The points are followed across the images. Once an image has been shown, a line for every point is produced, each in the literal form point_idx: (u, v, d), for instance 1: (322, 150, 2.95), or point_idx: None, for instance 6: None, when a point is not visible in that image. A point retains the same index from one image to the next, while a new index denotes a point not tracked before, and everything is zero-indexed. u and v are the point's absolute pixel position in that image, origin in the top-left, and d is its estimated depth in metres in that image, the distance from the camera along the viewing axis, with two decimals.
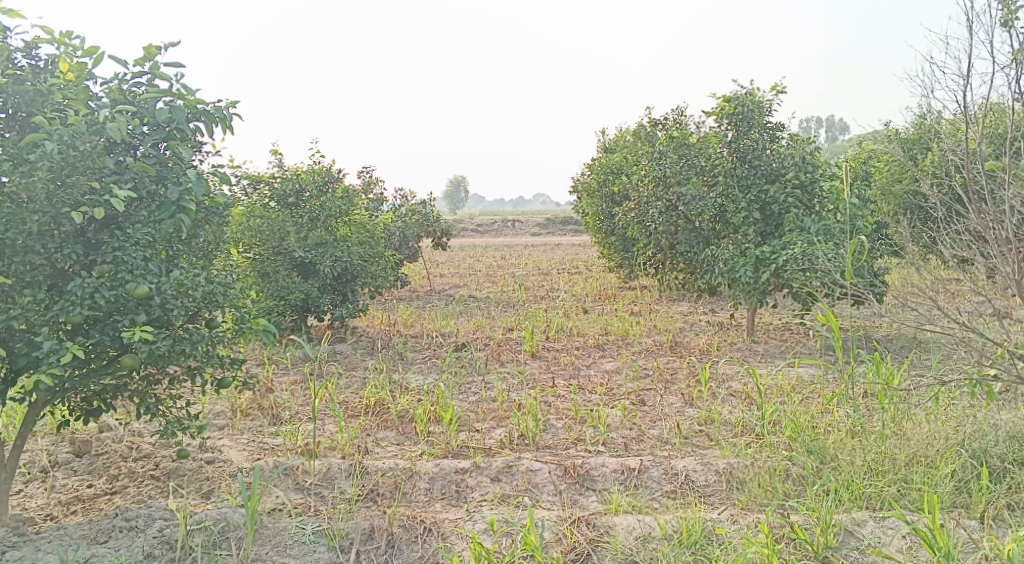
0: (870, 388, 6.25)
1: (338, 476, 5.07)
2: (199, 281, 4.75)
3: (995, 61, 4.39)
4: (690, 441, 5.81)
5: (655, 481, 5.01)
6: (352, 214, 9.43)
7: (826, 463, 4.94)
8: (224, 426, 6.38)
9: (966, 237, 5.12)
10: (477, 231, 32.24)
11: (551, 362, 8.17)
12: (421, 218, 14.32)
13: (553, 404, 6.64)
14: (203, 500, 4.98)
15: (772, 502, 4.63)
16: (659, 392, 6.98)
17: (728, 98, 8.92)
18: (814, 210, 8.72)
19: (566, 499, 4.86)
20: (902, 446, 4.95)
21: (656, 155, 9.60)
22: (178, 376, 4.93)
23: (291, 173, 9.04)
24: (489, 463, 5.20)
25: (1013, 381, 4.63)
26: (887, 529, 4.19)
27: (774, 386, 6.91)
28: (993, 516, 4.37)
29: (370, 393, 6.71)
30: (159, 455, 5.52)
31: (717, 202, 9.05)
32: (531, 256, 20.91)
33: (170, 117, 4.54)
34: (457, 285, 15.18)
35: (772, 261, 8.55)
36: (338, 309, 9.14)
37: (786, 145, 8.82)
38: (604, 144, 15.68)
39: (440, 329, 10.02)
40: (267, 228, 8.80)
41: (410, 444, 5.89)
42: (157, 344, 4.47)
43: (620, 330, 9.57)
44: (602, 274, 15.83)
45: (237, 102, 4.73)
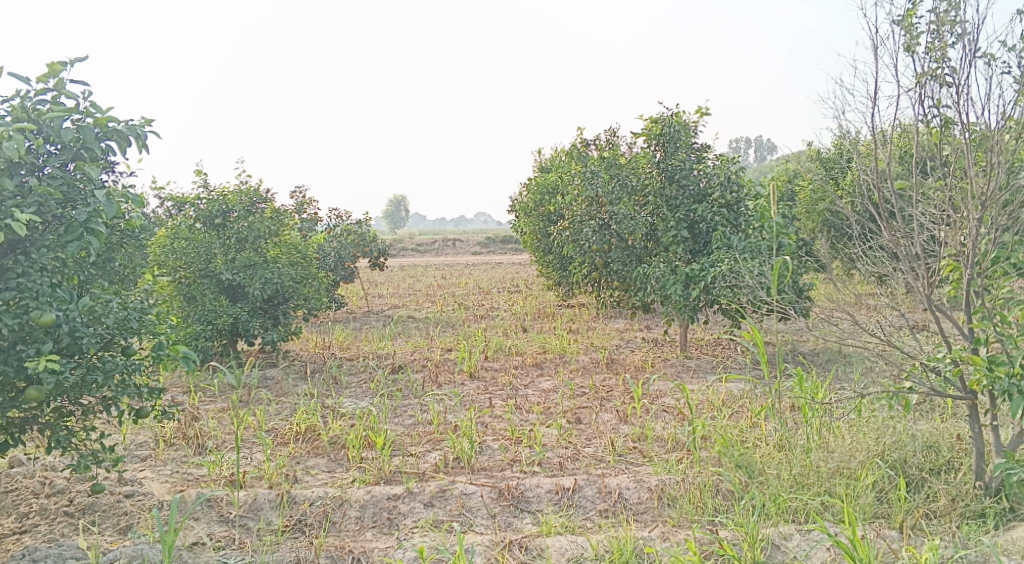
0: (797, 401, 6.38)
1: (265, 507, 4.94)
2: (112, 307, 4.60)
3: (900, 83, 4.54)
4: (623, 458, 5.83)
5: (588, 501, 5.00)
6: (283, 236, 9.27)
7: (754, 477, 5.01)
8: (147, 457, 6.18)
9: (879, 254, 5.29)
10: (417, 251, 32.09)
11: (488, 383, 8.13)
12: (357, 238, 14.16)
13: (489, 424, 6.61)
14: (120, 536, 4.80)
15: (701, 518, 4.67)
16: (594, 409, 7.00)
17: (655, 118, 9.11)
18: (740, 227, 8.91)
19: (499, 522, 4.81)
20: (826, 458, 5.05)
21: (588, 174, 9.64)
22: (93, 407, 4.76)
23: (217, 194, 8.89)
24: (422, 488, 5.13)
25: (929, 392, 4.76)
26: (812, 542, 4.25)
27: (705, 402, 7.01)
28: (912, 526, 4.47)
29: (301, 418, 6.58)
30: (74, 491, 5.31)
31: (648, 221, 9.18)
32: (470, 275, 20.84)
33: (78, 137, 4.41)
34: (395, 305, 15.07)
35: (701, 278, 8.72)
36: (269, 333, 8.96)
37: (712, 165, 9.02)
38: (540, 163, 15.77)
39: (376, 352, 9.89)
40: (193, 251, 8.60)
41: (342, 470, 5.78)
42: (66, 373, 4.30)
43: (556, 349, 9.59)
44: (541, 292, 15.90)
45: (150, 120, 4.63)
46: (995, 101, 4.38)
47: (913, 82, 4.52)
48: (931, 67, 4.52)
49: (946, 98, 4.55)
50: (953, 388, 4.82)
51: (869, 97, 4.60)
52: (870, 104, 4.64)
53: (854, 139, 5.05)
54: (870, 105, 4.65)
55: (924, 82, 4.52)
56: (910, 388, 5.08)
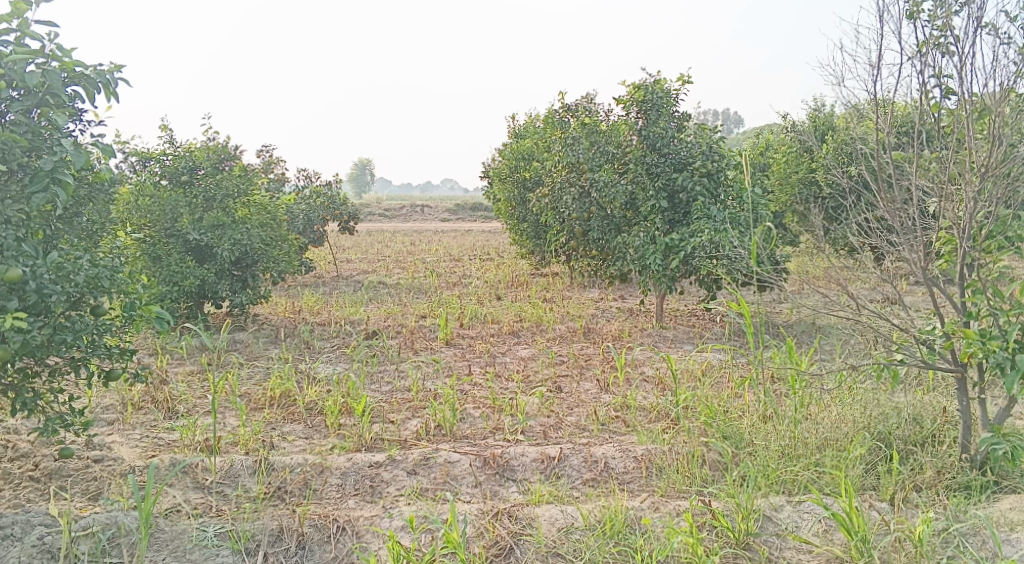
0: (779, 373, 6.36)
1: (242, 474, 4.79)
2: (81, 263, 4.31)
3: (902, 51, 4.44)
4: (606, 427, 5.76)
5: (575, 470, 4.92)
6: (252, 196, 8.98)
7: (742, 448, 4.96)
8: (114, 421, 5.97)
9: (872, 225, 5.24)
10: (383, 216, 31.71)
11: (465, 350, 8.02)
12: (326, 200, 13.85)
13: (469, 392, 6.50)
14: (90, 502, 4.62)
15: (690, 489, 4.61)
16: (574, 378, 6.93)
17: (637, 84, 8.95)
18: (719, 198, 8.80)
19: (485, 491, 4.72)
20: (813, 430, 5.02)
21: (568, 141, 9.51)
22: (60, 368, 4.54)
23: (184, 150, 8.59)
24: (405, 456, 5.01)
25: (918, 365, 4.73)
26: (804, 514, 4.21)
27: (686, 371, 6.97)
28: (903, 498, 4.44)
29: (275, 384, 6.42)
30: (39, 455, 5.10)
31: (628, 189, 9.06)
32: (439, 242, 20.62)
33: (44, 81, 4.15)
34: (364, 270, 14.84)
35: (681, 248, 8.64)
36: (238, 296, 8.73)
37: (693, 134, 8.92)
38: (514, 130, 15.55)
39: (348, 317, 9.71)
40: (158, 209, 8.31)
41: (320, 437, 5.63)
42: (33, 333, 4.08)
43: (532, 317, 9.47)
44: (513, 260, 15.78)
45: (122, 66, 4.37)
46: (997, 72, 4.31)
47: (915, 51, 4.43)
48: (934, 35, 4.43)
49: (947, 68, 4.47)
50: (942, 360, 4.80)
51: (870, 64, 4.51)
52: (870, 72, 4.54)
53: (851, 108, 4.97)
54: (870, 72, 4.55)
55: (926, 50, 4.44)
56: (899, 360, 5.03)
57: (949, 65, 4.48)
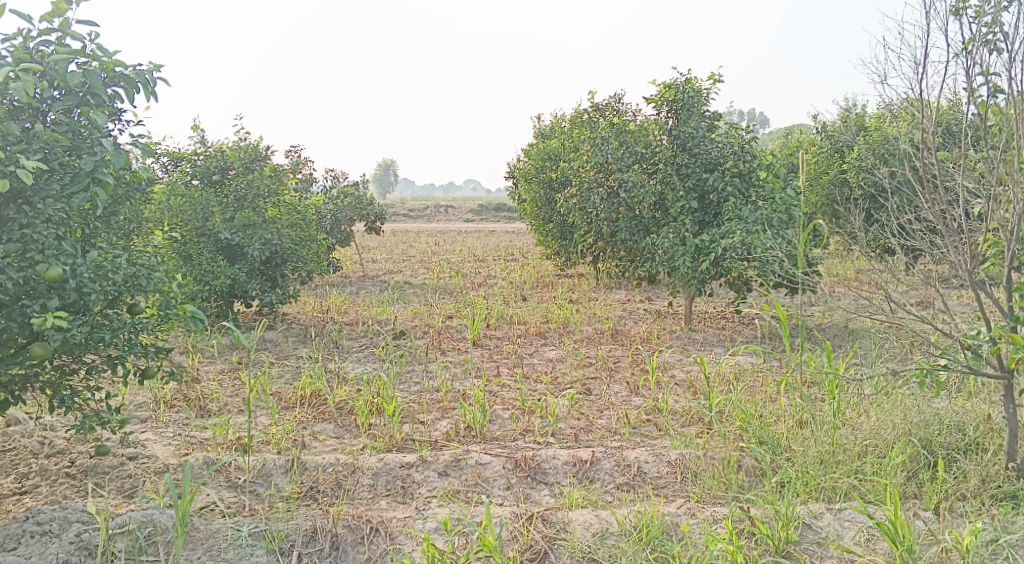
0: (813, 377, 6.27)
1: (275, 473, 4.80)
2: (120, 263, 4.34)
3: (948, 49, 4.34)
4: (638, 430, 5.70)
5: (608, 474, 4.87)
6: (282, 195, 9.01)
7: (778, 454, 4.88)
8: (146, 419, 6.02)
9: (915, 227, 5.13)
10: (408, 216, 31.79)
11: (494, 351, 8.00)
12: (354, 200, 13.89)
13: (499, 394, 6.47)
14: (125, 500, 4.65)
15: (727, 495, 4.54)
16: (604, 380, 6.89)
17: (668, 84, 8.88)
18: (751, 199, 8.69)
19: (518, 494, 4.68)
20: (852, 436, 4.93)
21: (598, 141, 9.46)
22: (97, 366, 4.57)
23: (215, 150, 8.67)
24: (436, 457, 4.99)
25: (962, 371, 4.64)
26: (845, 522, 4.14)
27: (718, 374, 6.90)
28: (947, 508, 4.34)
29: (305, 383, 6.44)
30: (74, 451, 5.14)
31: (658, 189, 8.99)
32: (464, 242, 20.62)
33: (84, 81, 4.18)
34: (390, 270, 14.88)
35: (711, 250, 8.56)
36: (267, 295, 8.77)
37: (724, 135, 8.83)
38: (540, 130, 15.51)
39: (376, 317, 9.71)
40: (189, 208, 8.36)
41: (350, 437, 5.63)
42: (72, 331, 4.09)
43: (560, 319, 9.43)
44: (539, 261, 15.75)
45: (160, 66, 4.39)
46: None
47: (962, 48, 4.33)
48: (982, 32, 4.33)
49: (995, 67, 4.38)
50: (986, 366, 4.70)
51: (916, 62, 4.42)
52: (915, 70, 4.45)
53: (894, 108, 4.87)
54: (914, 70, 4.46)
55: (973, 48, 4.34)
56: (940, 366, 4.93)
57: (997, 64, 4.38)
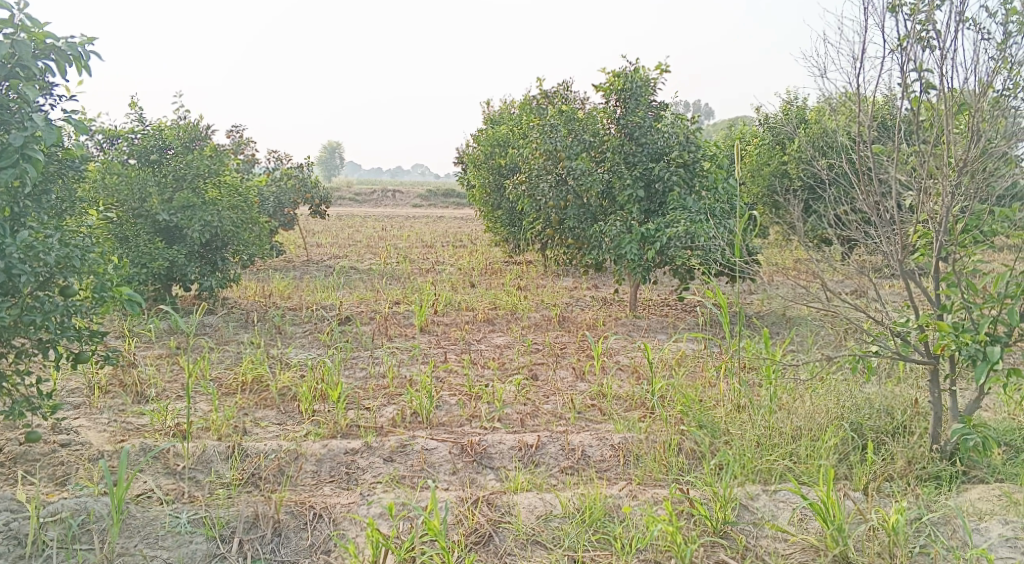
0: (753, 363, 6.41)
1: (215, 459, 4.73)
2: (52, 244, 4.20)
3: (884, 44, 4.46)
4: (583, 415, 5.76)
5: (553, 458, 4.92)
6: (224, 177, 8.83)
7: (718, 437, 4.99)
8: (80, 405, 5.87)
9: (850, 218, 5.29)
10: (353, 201, 31.44)
11: (441, 337, 7.99)
12: (298, 183, 13.68)
13: (446, 380, 6.47)
14: (57, 488, 4.54)
15: (667, 477, 4.63)
16: (550, 366, 6.93)
17: (615, 73, 8.94)
18: (695, 188, 8.82)
19: (463, 478, 4.70)
20: (788, 420, 5.07)
21: (546, 128, 9.49)
22: (27, 350, 4.43)
23: (153, 129, 8.45)
24: (381, 443, 4.97)
25: (893, 357, 4.79)
26: (780, 503, 4.26)
27: (660, 360, 7.00)
28: (876, 488, 4.50)
29: (248, 369, 6.34)
30: (3, 438, 4.99)
31: (605, 177, 9.05)
32: (411, 228, 20.49)
33: (12, 53, 4.03)
34: (336, 254, 14.71)
35: (656, 238, 8.67)
36: (207, 279, 8.60)
37: (670, 124, 8.93)
38: (488, 116, 15.47)
39: (320, 302, 9.60)
40: (126, 188, 8.15)
41: (293, 423, 5.57)
42: (0, 313, 3.95)
43: (506, 305, 9.45)
44: (486, 248, 15.75)
45: (94, 39, 4.26)
46: (977, 68, 4.35)
47: (897, 45, 4.46)
48: (915, 29, 4.46)
49: (928, 63, 4.51)
50: (916, 353, 4.86)
51: (853, 58, 4.53)
52: (852, 65, 4.56)
53: (832, 101, 5.00)
54: (852, 65, 4.57)
55: (907, 44, 4.47)
56: (874, 352, 5.08)
57: (929, 60, 4.52)
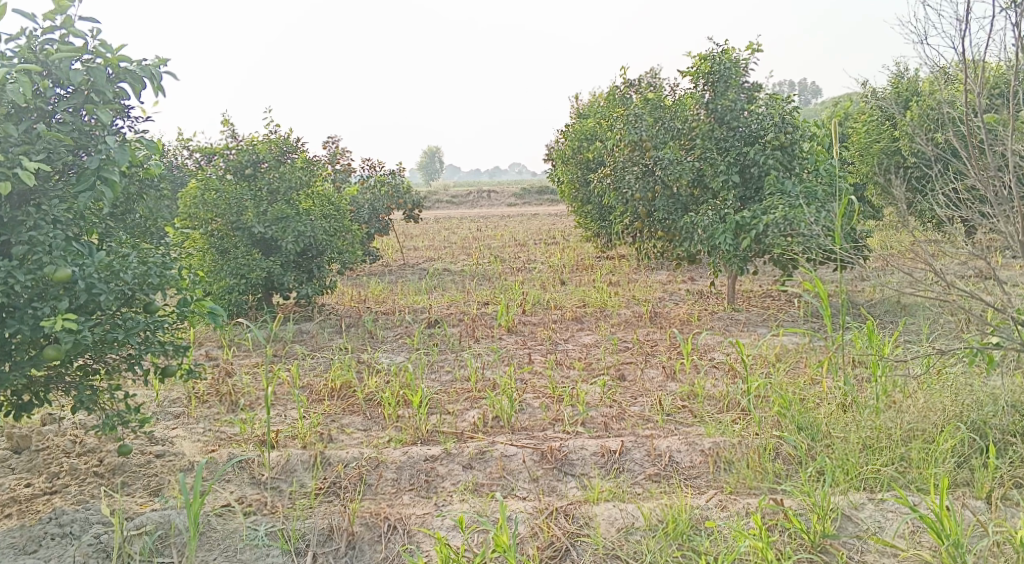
0: (859, 357, 5.98)
1: (298, 469, 4.73)
2: (130, 261, 4.29)
3: (993, 4, 4.01)
4: (672, 418, 5.50)
5: (638, 464, 4.70)
6: (314, 186, 8.95)
7: (818, 441, 4.64)
8: (179, 414, 5.98)
9: (960, 197, 4.83)
10: (451, 203, 31.72)
11: (528, 337, 7.86)
12: (391, 188, 13.81)
13: (529, 382, 6.33)
14: (150, 499, 4.62)
15: (762, 485, 4.33)
16: (639, 365, 6.69)
17: (702, 56, 8.58)
18: (794, 171, 8.35)
19: (543, 487, 4.54)
20: (897, 420, 4.66)
21: (631, 118, 9.13)
22: (118, 365, 4.52)
23: (246, 143, 8.60)
24: (460, 449, 4.87)
25: (1016, 348, 4.34)
26: (888, 513, 3.92)
27: (758, 356, 6.63)
28: (1000, 496, 4.07)
29: (336, 375, 6.35)
30: (103, 450, 5.13)
31: (695, 165, 8.68)
32: (506, 227, 20.45)
33: (88, 78, 4.13)
34: (430, 257, 14.78)
35: (752, 227, 8.25)
36: (303, 287, 8.72)
37: (764, 106, 8.49)
38: (577, 110, 15.22)
39: (411, 305, 9.63)
40: (224, 203, 8.32)
41: (378, 429, 5.54)
42: (83, 332, 4.01)
43: (597, 303, 9.22)
44: (579, 244, 15.52)
45: (165, 60, 4.31)
46: None
47: (1010, 1, 3.99)
48: None
49: None
50: None
51: (960, 21, 4.08)
52: (958, 28, 4.13)
53: (938, 70, 4.55)
54: (959, 29, 4.12)
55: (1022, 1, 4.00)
56: (995, 343, 4.61)
57: None
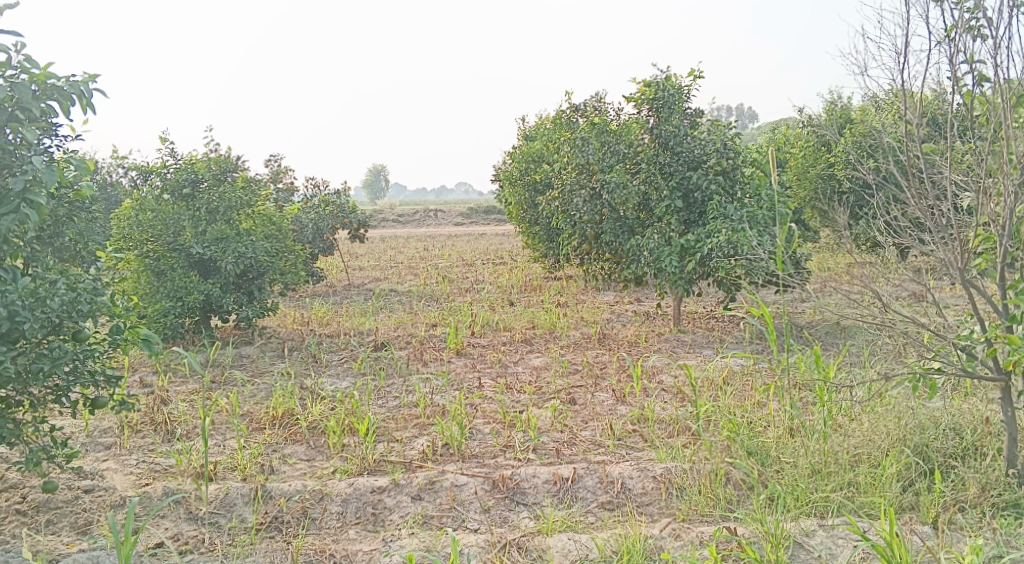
0: (805, 379, 6.01)
1: (238, 503, 4.55)
2: (57, 288, 4.10)
3: (930, 36, 4.08)
4: (623, 442, 5.46)
5: (590, 492, 4.64)
6: (256, 207, 8.72)
7: (768, 466, 4.63)
8: (111, 445, 5.70)
9: (902, 224, 4.90)
10: (396, 222, 31.49)
11: (476, 360, 7.76)
12: (336, 209, 13.60)
13: (479, 407, 6.22)
14: (78, 537, 4.40)
15: (714, 513, 4.32)
16: (589, 389, 6.63)
17: (647, 82, 8.63)
18: (736, 196, 8.44)
19: (494, 518, 4.44)
20: (844, 444, 4.68)
21: (577, 141, 9.15)
22: (45, 397, 4.28)
23: (185, 162, 8.33)
24: (409, 480, 4.75)
25: (958, 373, 4.39)
26: (838, 540, 3.98)
27: (706, 379, 6.62)
28: (947, 521, 4.11)
29: (278, 402, 6.14)
30: (28, 486, 4.86)
31: (641, 189, 8.70)
32: (453, 247, 20.34)
33: (12, 94, 3.93)
34: (377, 278, 14.57)
35: (697, 249, 8.30)
36: (244, 309, 8.46)
37: (707, 131, 8.58)
38: (523, 132, 15.24)
39: (357, 328, 9.44)
40: (160, 223, 8.06)
41: (322, 459, 5.37)
42: (5, 363, 3.80)
43: (546, 324, 9.17)
44: (527, 264, 15.50)
45: (96, 76, 4.13)
46: None
47: (945, 35, 4.07)
48: (964, 18, 4.08)
49: (980, 54, 4.14)
50: (982, 368, 4.47)
51: (899, 53, 4.16)
52: (896, 60, 4.19)
53: (876, 100, 4.62)
54: (896, 60, 4.18)
55: (956, 35, 4.09)
56: (938, 368, 4.66)
57: (981, 50, 4.14)
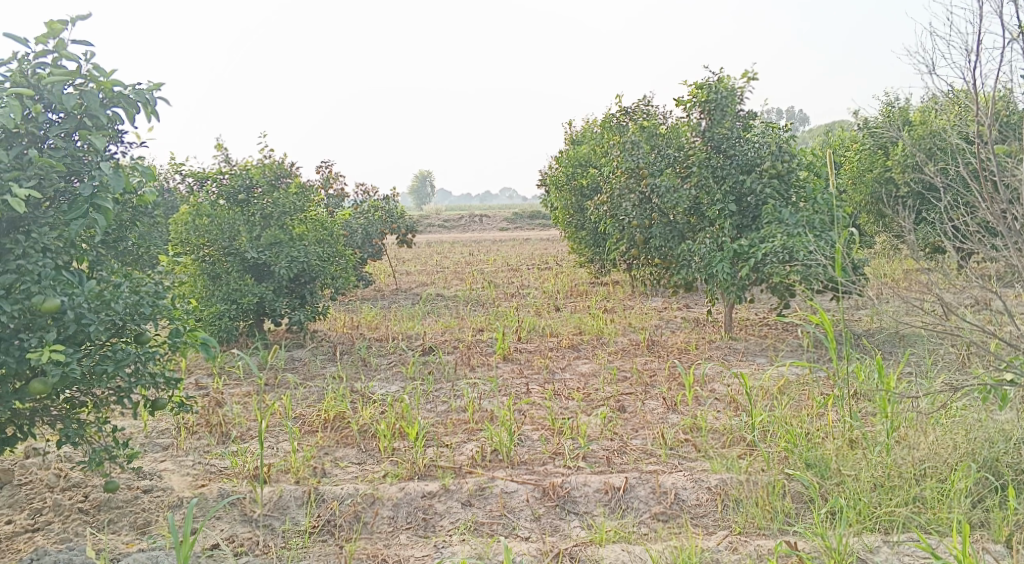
0: (863, 389, 5.86)
1: (291, 505, 4.57)
2: (121, 291, 4.17)
3: (1004, 36, 3.95)
4: (675, 451, 5.37)
5: (643, 502, 4.57)
6: (308, 211, 8.81)
7: (828, 478, 4.51)
8: (168, 446, 5.79)
9: (970, 229, 4.74)
10: (443, 227, 31.64)
11: (524, 366, 7.74)
12: (385, 214, 13.70)
13: (528, 413, 6.18)
14: (137, 537, 4.47)
15: (772, 526, 4.23)
16: (640, 397, 6.55)
17: (699, 85, 8.54)
18: (790, 201, 8.31)
19: (546, 526, 4.40)
20: (908, 457, 4.56)
21: (627, 145, 9.08)
22: (107, 399, 4.36)
23: (240, 168, 8.44)
24: (460, 485, 4.73)
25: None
26: (904, 557, 3.89)
27: (760, 388, 6.49)
28: (1020, 540, 3.97)
29: (329, 405, 6.17)
30: (89, 485, 4.96)
31: (692, 194, 8.56)
32: (499, 252, 20.35)
33: (81, 103, 4.01)
34: (424, 283, 14.63)
35: (750, 255, 8.17)
36: (295, 313, 8.54)
37: (760, 134, 8.43)
38: (571, 137, 15.19)
39: (405, 332, 9.48)
40: (216, 228, 8.18)
41: (373, 463, 5.38)
42: (71, 365, 3.88)
43: (594, 330, 9.11)
44: (573, 269, 15.44)
45: (160, 83, 4.20)
46: None
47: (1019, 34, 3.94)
48: None
49: None
50: None
51: (970, 53, 4.03)
52: (967, 60, 4.07)
53: (943, 101, 4.48)
54: (966, 60, 4.05)
55: None
56: (1008, 379, 4.50)
57: None
